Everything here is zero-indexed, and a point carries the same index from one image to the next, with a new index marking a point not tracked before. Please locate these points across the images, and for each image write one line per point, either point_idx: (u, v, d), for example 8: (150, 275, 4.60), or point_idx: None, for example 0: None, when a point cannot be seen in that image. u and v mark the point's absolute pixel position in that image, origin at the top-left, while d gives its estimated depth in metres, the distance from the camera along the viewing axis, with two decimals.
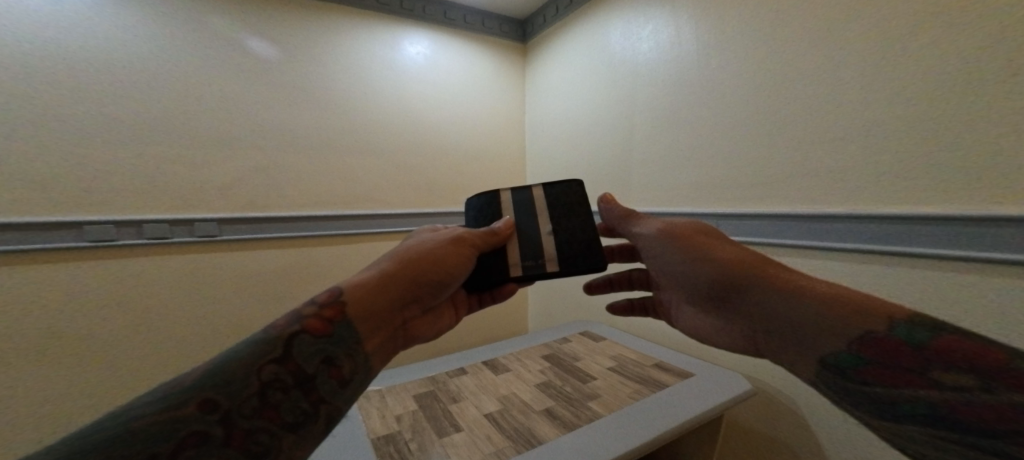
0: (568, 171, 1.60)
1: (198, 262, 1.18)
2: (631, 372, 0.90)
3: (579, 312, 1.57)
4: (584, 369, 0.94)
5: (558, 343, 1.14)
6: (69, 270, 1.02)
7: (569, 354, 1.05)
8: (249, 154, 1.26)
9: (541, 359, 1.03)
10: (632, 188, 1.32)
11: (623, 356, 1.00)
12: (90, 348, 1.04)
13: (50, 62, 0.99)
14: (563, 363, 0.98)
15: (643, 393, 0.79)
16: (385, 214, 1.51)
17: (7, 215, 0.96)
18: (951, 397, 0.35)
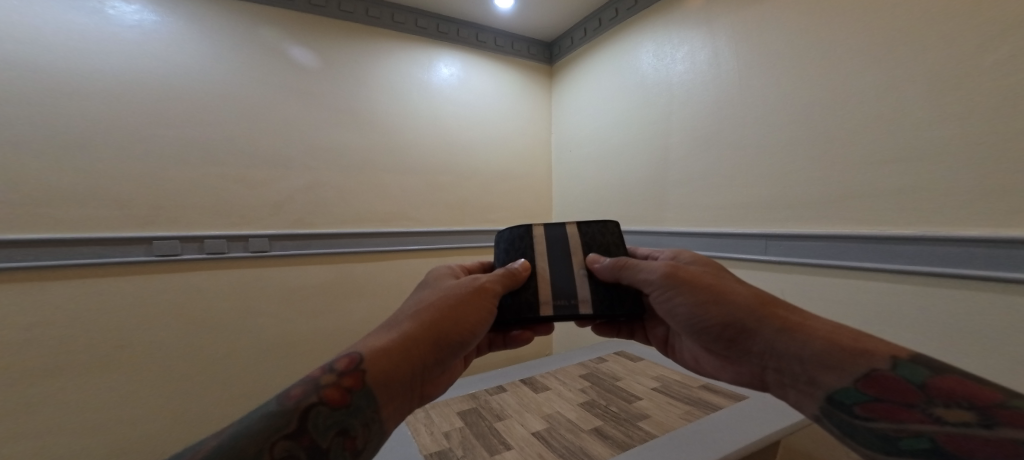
0: (600, 189, 1.62)
1: (247, 275, 1.25)
2: (678, 392, 0.89)
3: None
4: (628, 388, 0.94)
5: (597, 363, 1.13)
6: (134, 282, 1.10)
7: (608, 374, 1.04)
8: (298, 175, 1.33)
9: (581, 378, 1.02)
10: (667, 208, 1.33)
11: (666, 377, 0.99)
12: (149, 356, 1.10)
13: (128, 90, 1.10)
14: (604, 383, 0.97)
15: (696, 415, 0.78)
16: (418, 232, 1.54)
17: (84, 231, 1.04)
18: (955, 433, 0.32)
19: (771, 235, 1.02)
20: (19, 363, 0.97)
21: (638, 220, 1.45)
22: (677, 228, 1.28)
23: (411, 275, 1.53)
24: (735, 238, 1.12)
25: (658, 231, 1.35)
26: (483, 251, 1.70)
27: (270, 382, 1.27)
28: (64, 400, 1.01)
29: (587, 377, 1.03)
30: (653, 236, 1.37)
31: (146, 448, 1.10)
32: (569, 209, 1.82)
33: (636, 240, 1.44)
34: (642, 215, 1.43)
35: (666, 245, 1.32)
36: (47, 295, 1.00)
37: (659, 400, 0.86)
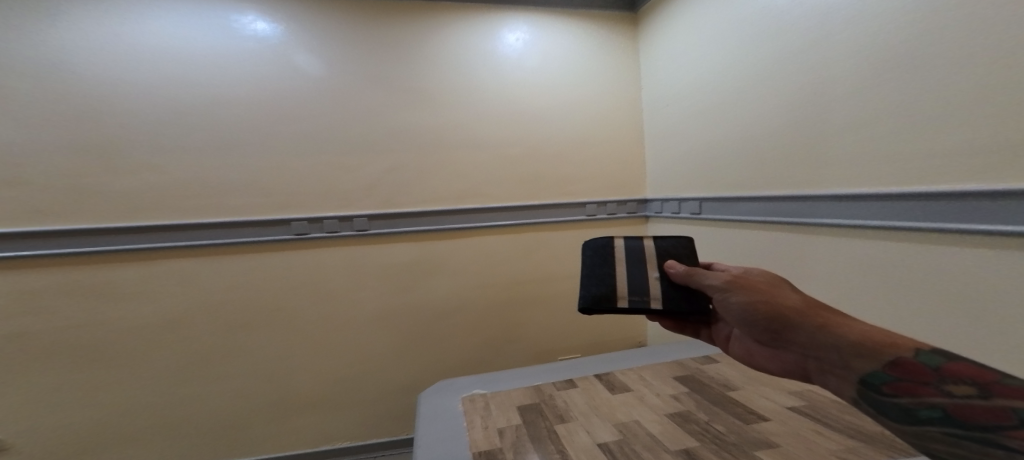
0: (707, 151, 1.30)
1: (351, 252, 1.40)
2: (835, 419, 0.65)
3: None
4: (747, 404, 0.73)
5: (699, 363, 0.94)
6: (269, 258, 1.34)
7: (717, 380, 0.84)
8: (381, 158, 1.39)
9: (675, 381, 0.85)
10: (802, 169, 0.98)
11: (814, 395, 0.73)
12: (285, 315, 1.37)
13: (244, 92, 1.27)
14: (711, 393, 0.79)
15: (859, 455, 0.55)
16: (492, 208, 1.49)
17: (231, 216, 1.30)
18: (966, 403, 0.25)
19: (984, 194, 0.63)
20: (209, 318, 1.31)
21: (763, 186, 1.10)
22: (819, 191, 0.93)
23: (493, 253, 1.51)
24: (914, 202, 0.74)
25: (812, 195, 0.95)
26: (563, 227, 1.57)
27: (371, 350, 1.44)
28: (239, 349, 1.34)
29: (686, 383, 0.84)
30: (809, 203, 0.96)
31: (290, 395, 1.39)
32: (666, 176, 1.53)
33: (777, 208, 1.06)
34: (761, 179, 1.10)
35: (825, 214, 0.92)
36: (219, 267, 1.30)
37: (795, 427, 0.64)
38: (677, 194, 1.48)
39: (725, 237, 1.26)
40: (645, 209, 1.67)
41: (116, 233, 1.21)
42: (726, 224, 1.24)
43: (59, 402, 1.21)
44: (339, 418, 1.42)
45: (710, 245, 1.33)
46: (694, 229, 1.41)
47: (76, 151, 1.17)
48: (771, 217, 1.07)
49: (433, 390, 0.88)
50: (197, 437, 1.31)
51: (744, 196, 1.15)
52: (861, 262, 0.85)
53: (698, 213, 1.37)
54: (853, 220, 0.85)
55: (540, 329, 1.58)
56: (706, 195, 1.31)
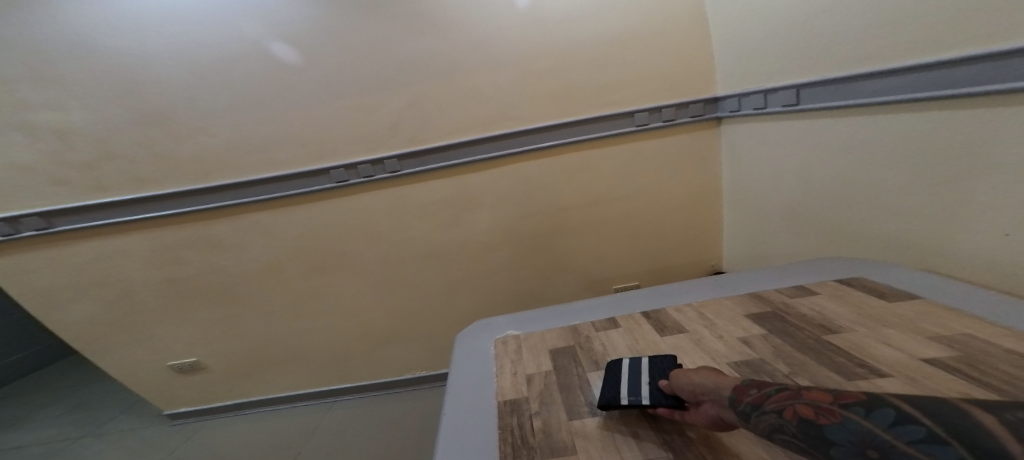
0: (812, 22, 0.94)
1: (390, 196, 1.39)
2: (997, 379, 0.49)
3: (828, 240, 1.06)
4: (863, 355, 0.60)
5: (787, 297, 0.81)
6: (318, 208, 1.39)
7: (807, 320, 0.72)
8: (398, 93, 1.27)
9: (748, 322, 0.75)
10: (973, 27, 0.64)
11: (972, 343, 0.57)
12: (345, 261, 1.46)
13: (243, 40, 1.19)
14: (800, 338, 0.67)
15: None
16: (524, 131, 1.32)
17: (273, 171, 1.33)
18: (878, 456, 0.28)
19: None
20: (282, 268, 1.45)
21: (911, 48, 0.74)
22: (999, 49, 0.61)
23: (534, 182, 1.39)
24: None
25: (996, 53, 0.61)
26: (610, 143, 1.36)
27: (429, 288, 1.50)
28: (318, 294, 1.50)
29: (765, 323, 0.73)
30: (1001, 62, 0.61)
31: (367, 330, 1.55)
32: (748, 61, 1.18)
33: (915, 83, 0.75)
34: (895, 44, 0.77)
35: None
36: (277, 221, 1.40)
37: (930, 388, 0.50)
38: (763, 84, 1.15)
39: (835, 126, 0.94)
40: (716, 110, 1.35)
41: (187, 197, 1.34)
42: (841, 113, 0.92)
43: (207, 338, 1.53)
44: (415, 349, 1.58)
45: (810, 140, 1.03)
46: (784, 125, 1.11)
47: (132, 125, 1.25)
48: (935, 91, 0.71)
49: (468, 332, 0.86)
50: (309, 362, 1.59)
51: (868, 73, 0.82)
52: None
53: (795, 103, 1.05)
54: None
55: (596, 258, 1.48)
56: (815, 78, 0.96)
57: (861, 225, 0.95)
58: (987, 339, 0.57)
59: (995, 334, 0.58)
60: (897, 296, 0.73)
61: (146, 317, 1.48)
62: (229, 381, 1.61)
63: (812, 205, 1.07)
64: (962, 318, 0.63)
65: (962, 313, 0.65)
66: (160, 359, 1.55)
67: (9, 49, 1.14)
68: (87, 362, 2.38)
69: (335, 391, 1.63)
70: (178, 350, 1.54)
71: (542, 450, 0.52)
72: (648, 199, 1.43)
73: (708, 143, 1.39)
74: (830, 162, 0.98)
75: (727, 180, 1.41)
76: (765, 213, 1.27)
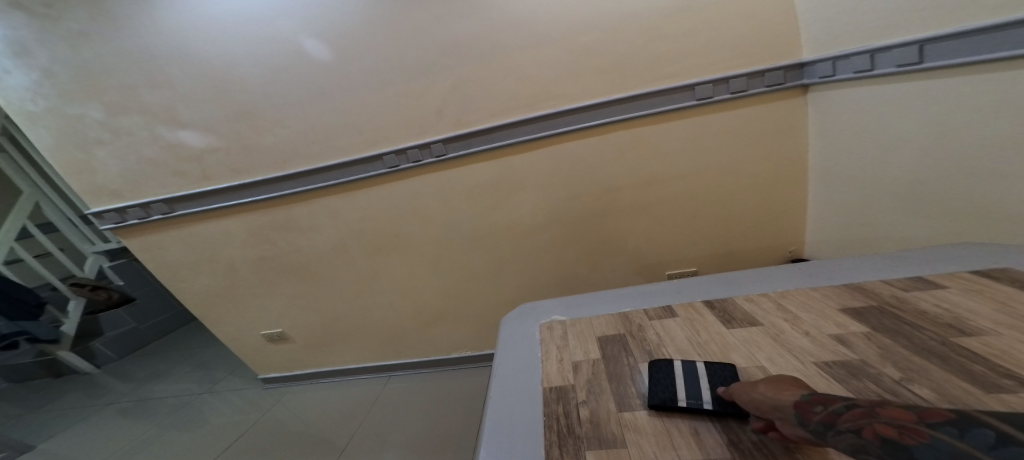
0: None
1: (440, 180, 1.40)
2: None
3: (962, 222, 0.88)
4: (1013, 364, 0.48)
5: (893, 291, 0.68)
6: (375, 192, 1.45)
7: (919, 318, 0.60)
8: (445, 75, 1.26)
9: (840, 316, 0.64)
10: None
11: None
12: (399, 243, 1.52)
13: (299, 34, 1.25)
14: (915, 340, 0.56)
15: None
16: (571, 110, 1.26)
17: (334, 157, 1.41)
18: None
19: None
20: (344, 248, 1.55)
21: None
22: None
23: (588, 164, 1.32)
24: None
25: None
26: (668, 119, 1.25)
27: (479, 271, 1.51)
28: (377, 274, 1.58)
29: (866, 319, 0.62)
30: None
31: (420, 310, 1.61)
32: (849, 15, 1.00)
33: None
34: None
35: None
36: (338, 204, 1.48)
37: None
38: (869, 43, 0.97)
39: (1010, 81, 0.72)
40: (802, 76, 1.17)
41: (262, 184, 1.46)
42: (1017, 63, 0.71)
43: (284, 312, 1.70)
44: (467, 330, 1.61)
45: (943, 105, 0.85)
46: (901, 89, 0.93)
47: (213, 121, 1.38)
48: None
49: (514, 315, 0.84)
50: (371, 337, 1.70)
51: None
52: None
53: (915, 63, 0.87)
54: None
55: (655, 243, 1.39)
56: (953, 30, 0.78)
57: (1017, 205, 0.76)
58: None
59: None
60: None
61: (234, 291, 1.67)
62: (304, 351, 1.77)
63: (938, 182, 0.90)
64: None
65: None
66: (248, 329, 1.76)
67: (111, 59, 1.30)
68: (204, 327, 2.77)
69: (395, 366, 1.73)
70: (262, 320, 1.73)
71: (590, 441, 0.49)
72: (713, 180, 1.30)
73: (789, 114, 1.22)
74: (983, 128, 0.78)
75: (817, 156, 1.23)
76: (868, 193, 1.08)
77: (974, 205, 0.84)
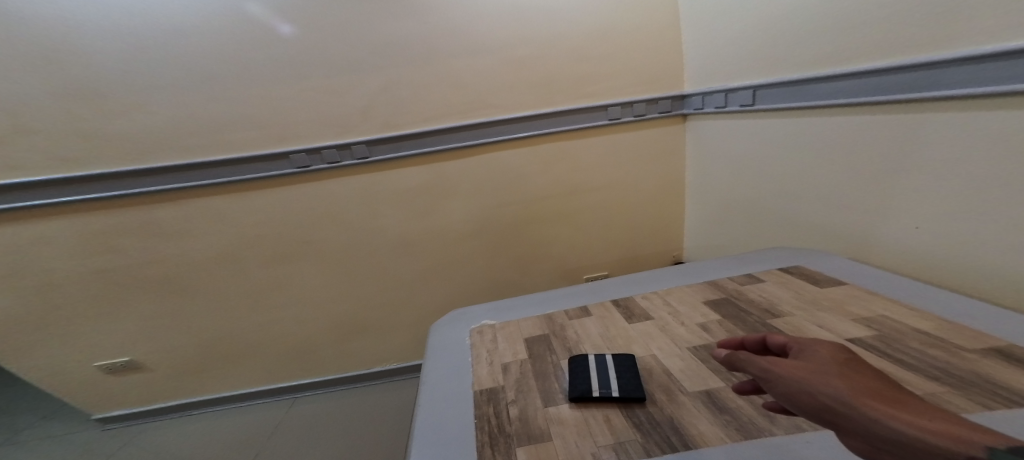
0: (774, 32, 1.00)
1: (360, 183, 1.34)
2: (906, 354, 0.57)
3: (777, 230, 1.14)
4: (801, 335, 0.66)
5: (738, 284, 0.87)
6: (281, 193, 1.32)
7: (757, 304, 0.78)
8: (372, 75, 1.22)
9: (705, 307, 0.80)
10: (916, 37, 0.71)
11: (888, 324, 0.65)
12: (310, 250, 1.39)
13: (200, 12, 1.10)
14: (749, 322, 0.72)
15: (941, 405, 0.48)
16: (504, 120, 1.31)
17: (231, 152, 1.24)
18: None
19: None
20: (242, 256, 1.37)
21: (859, 53, 0.81)
22: (938, 55, 0.67)
23: (509, 173, 1.38)
24: None
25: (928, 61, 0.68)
26: (586, 134, 1.38)
27: (400, 277, 1.47)
28: (283, 285, 1.43)
29: (722, 308, 0.78)
30: (928, 71, 0.69)
31: (333, 322, 1.50)
32: (714, 60, 1.24)
33: (861, 86, 0.82)
34: (846, 47, 0.84)
35: (954, 81, 0.66)
36: (235, 206, 1.31)
37: None
38: (725, 83, 1.21)
39: (799, 124, 0.98)
40: (683, 106, 1.40)
41: (136, 179, 1.23)
42: (801, 111, 0.97)
43: (161, 335, 1.44)
44: (384, 340, 1.55)
45: (766, 135, 1.10)
46: (742, 123, 1.18)
47: (63, 97, 1.12)
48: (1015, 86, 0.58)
49: (446, 321, 0.86)
50: (272, 357, 1.53)
51: (818, 76, 0.89)
52: (975, 144, 0.65)
53: (751, 104, 1.13)
54: (993, 87, 0.61)
55: (569, 247, 1.51)
56: (772, 79, 1.03)
57: (806, 216, 1.03)
58: (900, 318, 0.66)
59: (903, 313, 0.67)
60: (829, 281, 0.81)
61: (85, 309, 1.36)
62: (182, 378, 1.51)
63: (765, 199, 1.15)
64: (880, 300, 0.72)
65: (884, 296, 0.73)
66: (103, 357, 1.43)
67: None
68: None
69: (299, 386, 1.57)
70: (125, 345, 1.43)
71: (519, 437, 0.53)
72: (617, 191, 1.46)
73: (676, 138, 1.44)
74: (786, 158, 1.04)
75: (692, 174, 1.47)
76: (723, 205, 1.35)
77: (784, 218, 1.10)
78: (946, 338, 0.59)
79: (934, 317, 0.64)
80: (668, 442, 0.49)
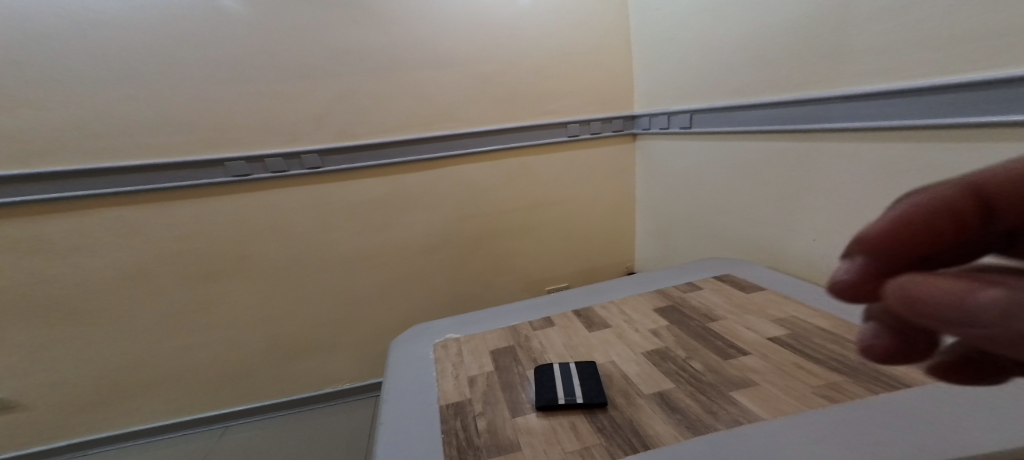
0: (710, 65, 1.13)
1: (312, 193, 1.28)
2: (813, 349, 0.67)
3: (713, 242, 1.26)
4: (732, 337, 0.74)
5: (682, 292, 0.95)
6: (217, 202, 1.21)
7: (698, 309, 0.86)
8: (330, 83, 1.19)
9: (656, 314, 0.86)
10: (818, 80, 0.85)
11: (798, 322, 0.75)
12: (251, 265, 1.29)
13: (141, 9, 1.03)
14: (691, 326, 0.79)
15: (841, 393, 0.56)
16: (467, 134, 1.33)
17: (164, 156, 1.13)
18: None
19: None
20: (170, 272, 1.23)
21: (770, 87, 0.97)
22: (828, 93, 0.83)
23: (467, 186, 1.39)
24: (930, 94, 0.67)
25: (822, 96, 0.84)
26: (546, 150, 1.43)
27: (354, 292, 1.40)
28: (218, 302, 1.29)
29: (669, 314, 0.85)
30: (817, 105, 0.86)
31: (277, 341, 1.38)
32: (658, 87, 1.36)
33: (777, 116, 0.96)
34: (764, 82, 0.98)
35: (840, 116, 0.81)
36: (166, 217, 1.18)
37: (777, 362, 0.65)
38: (668, 107, 1.33)
39: (732, 148, 1.11)
40: (633, 126, 1.51)
41: (42, 183, 1.07)
42: (730, 135, 1.11)
43: (53, 364, 1.20)
44: (335, 359, 1.46)
45: (703, 155, 1.23)
46: (683, 144, 1.31)
47: None
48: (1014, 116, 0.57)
49: (408, 337, 0.84)
50: (198, 382, 1.35)
51: (743, 104, 1.04)
52: (864, 169, 0.78)
53: (689, 126, 1.26)
54: (864, 121, 0.77)
55: (528, 259, 1.53)
56: (705, 105, 1.16)
57: (739, 231, 1.15)
58: (806, 318, 0.76)
59: (809, 313, 0.78)
60: (753, 286, 0.92)
61: None
62: (72, 416, 1.26)
63: (704, 214, 1.27)
64: (792, 303, 0.83)
65: (794, 299, 0.84)
66: None
67: None
68: None
69: (231, 415, 1.39)
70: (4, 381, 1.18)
71: (489, 449, 0.53)
72: (574, 204, 1.53)
73: (628, 156, 1.55)
74: (721, 177, 1.17)
75: (641, 190, 1.58)
76: (668, 219, 1.46)
77: (720, 232, 1.23)
78: (840, 332, 0.71)
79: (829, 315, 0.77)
80: (628, 443, 0.52)
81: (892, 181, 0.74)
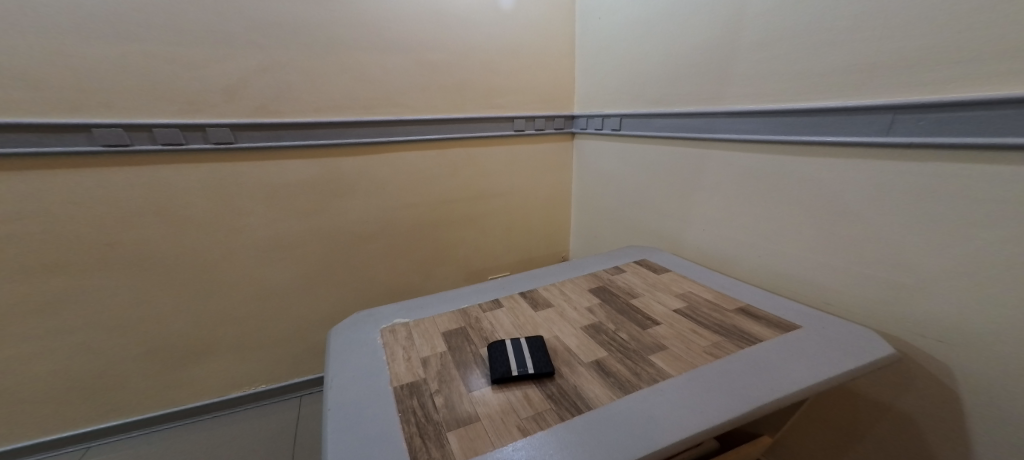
0: (638, 78, 1.27)
1: (221, 172, 1.13)
2: (705, 317, 0.82)
3: (631, 234, 1.42)
4: (648, 310, 0.86)
5: (611, 274, 1.07)
6: (91, 177, 1.01)
7: (624, 288, 0.98)
8: (254, 52, 1.07)
9: (590, 294, 0.95)
10: (718, 100, 1.02)
11: (693, 296, 0.91)
12: (141, 251, 1.11)
13: None
14: (618, 303, 0.90)
15: (723, 350, 0.71)
16: (411, 120, 1.30)
17: (14, 117, 0.91)
18: None
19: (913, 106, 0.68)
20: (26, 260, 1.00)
21: (674, 98, 1.15)
22: (720, 110, 1.01)
23: (405, 173, 1.35)
24: (788, 116, 0.87)
25: (713, 111, 1.03)
26: (489, 142, 1.46)
27: (276, 282, 1.29)
28: (98, 297, 1.09)
29: (600, 293, 0.95)
30: (705, 119, 1.06)
31: (179, 340, 1.21)
32: (595, 91, 1.48)
33: (682, 124, 1.13)
34: (674, 94, 1.14)
35: (722, 128, 1.01)
36: (21, 191, 0.96)
37: (680, 328, 0.78)
38: (602, 110, 1.45)
39: (650, 150, 1.26)
40: (572, 125, 1.62)
41: None
42: (647, 139, 1.27)
43: None
44: (252, 357, 1.33)
45: (627, 156, 1.37)
46: (611, 145, 1.44)
47: None
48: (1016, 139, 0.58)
49: (350, 323, 0.81)
50: (71, 393, 1.13)
51: (659, 112, 1.19)
52: (741, 170, 0.99)
53: (618, 129, 1.38)
54: (741, 134, 0.97)
55: (467, 248, 1.55)
56: (630, 110, 1.30)
57: (651, 224, 1.32)
58: (699, 292, 0.92)
59: (700, 289, 0.94)
60: (663, 268, 1.07)
61: None
62: None
63: (626, 209, 1.42)
64: (689, 282, 0.99)
65: (691, 279, 1.00)
66: None
67: None
68: None
69: (117, 427, 1.20)
70: None
71: (448, 423, 0.56)
72: (514, 196, 1.58)
73: (565, 153, 1.65)
74: (640, 176, 1.33)
75: (576, 186, 1.70)
76: (597, 212, 1.60)
77: (637, 225, 1.38)
78: (720, 302, 0.87)
79: (718, 291, 0.93)
80: (574, 405, 0.59)
81: (767, 182, 0.93)
